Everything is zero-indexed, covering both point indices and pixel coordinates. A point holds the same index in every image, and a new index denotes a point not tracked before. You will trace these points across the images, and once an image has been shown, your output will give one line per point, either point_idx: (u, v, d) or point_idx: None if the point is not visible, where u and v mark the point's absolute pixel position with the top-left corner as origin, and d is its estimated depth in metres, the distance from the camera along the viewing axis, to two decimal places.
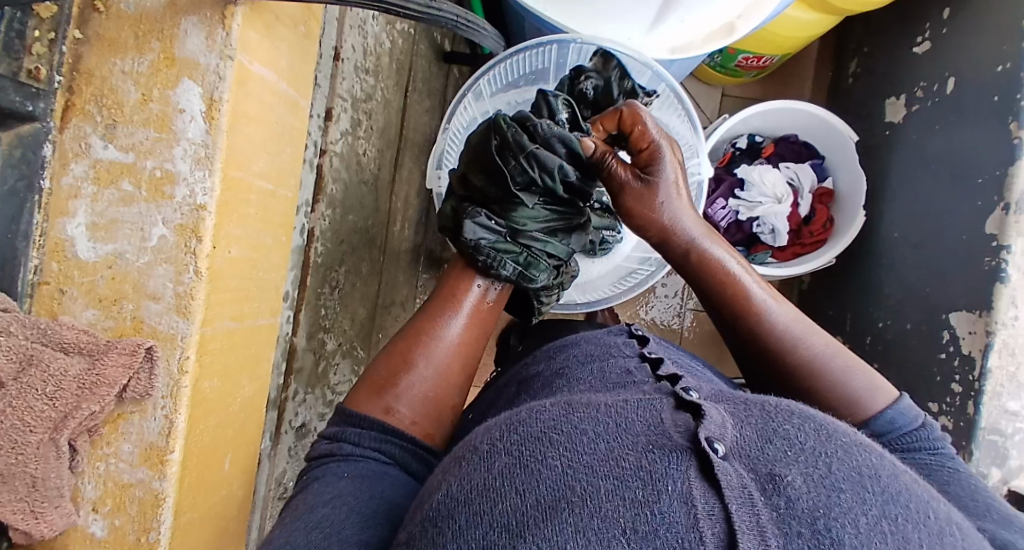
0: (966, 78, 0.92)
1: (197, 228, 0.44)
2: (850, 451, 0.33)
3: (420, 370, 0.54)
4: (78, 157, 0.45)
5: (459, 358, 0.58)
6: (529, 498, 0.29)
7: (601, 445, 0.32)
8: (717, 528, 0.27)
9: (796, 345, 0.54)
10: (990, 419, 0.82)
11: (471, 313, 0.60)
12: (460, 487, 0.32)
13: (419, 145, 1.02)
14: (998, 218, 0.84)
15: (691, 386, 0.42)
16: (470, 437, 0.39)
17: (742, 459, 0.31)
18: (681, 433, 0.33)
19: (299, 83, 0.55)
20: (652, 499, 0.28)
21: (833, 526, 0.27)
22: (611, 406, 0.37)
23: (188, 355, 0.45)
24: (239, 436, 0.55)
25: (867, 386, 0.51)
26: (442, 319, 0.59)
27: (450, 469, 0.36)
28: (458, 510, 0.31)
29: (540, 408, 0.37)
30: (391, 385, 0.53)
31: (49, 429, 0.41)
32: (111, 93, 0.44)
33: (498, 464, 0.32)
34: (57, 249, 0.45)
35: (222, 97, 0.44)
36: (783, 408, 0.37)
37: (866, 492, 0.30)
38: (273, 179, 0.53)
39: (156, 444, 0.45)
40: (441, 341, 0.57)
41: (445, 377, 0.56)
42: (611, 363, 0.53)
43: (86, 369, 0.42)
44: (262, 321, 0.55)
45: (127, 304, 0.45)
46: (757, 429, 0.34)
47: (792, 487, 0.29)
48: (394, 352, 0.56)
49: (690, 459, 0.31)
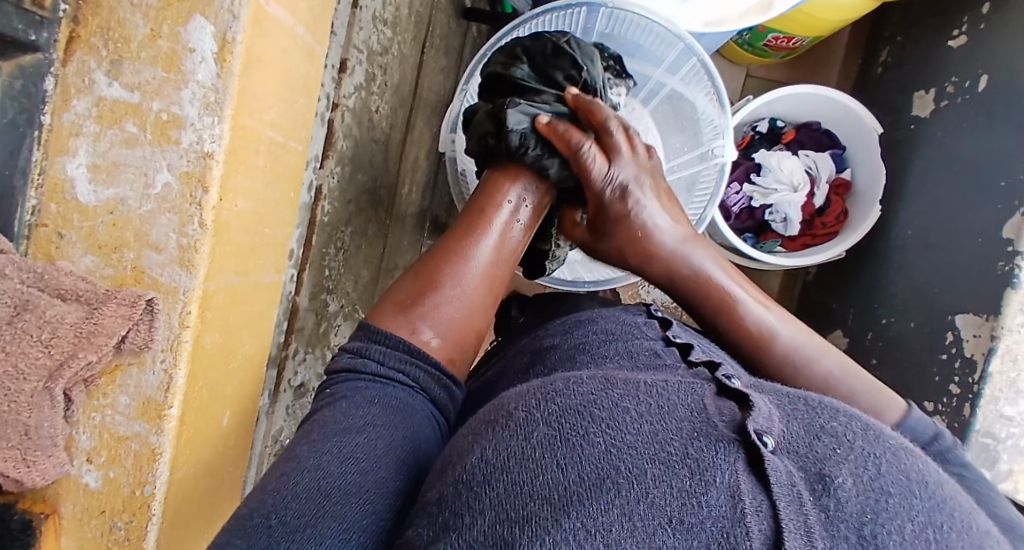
0: (1000, 75, 0.88)
1: (204, 177, 0.42)
2: (898, 455, 0.30)
3: (450, 287, 0.52)
4: (81, 93, 0.42)
5: (488, 280, 0.55)
6: (571, 473, 0.27)
7: (645, 426, 0.30)
8: (765, 525, 0.24)
9: (799, 367, 0.52)
10: (985, 422, 0.81)
11: (502, 237, 0.57)
12: (494, 453, 0.29)
13: (433, 106, 0.99)
14: (1017, 222, 0.82)
15: (730, 374, 0.40)
16: (502, 402, 0.36)
17: (791, 455, 0.29)
18: (726, 423, 0.30)
19: (317, 30, 0.52)
20: (699, 490, 0.26)
21: (879, 532, 0.25)
22: (650, 386, 0.34)
23: (189, 310, 0.43)
24: (238, 394, 0.54)
25: (878, 403, 0.50)
26: (473, 239, 0.56)
27: (481, 433, 0.33)
28: (495, 478, 0.28)
29: (577, 382, 0.35)
30: (418, 303, 0.51)
31: (44, 378, 0.40)
32: (118, 25, 0.41)
33: (534, 434, 0.30)
34: (56, 190, 0.43)
35: (236, 38, 0.41)
36: (825, 406, 0.34)
37: (914, 498, 0.27)
38: (285, 131, 0.51)
39: (154, 398, 0.44)
40: (472, 255, 0.55)
41: (474, 297, 0.53)
42: (635, 344, 0.51)
43: (84, 317, 0.40)
44: (267, 279, 0.53)
45: (128, 253, 0.43)
46: (804, 424, 0.31)
47: (842, 489, 0.26)
48: (422, 270, 0.53)
49: (738, 450, 0.28)
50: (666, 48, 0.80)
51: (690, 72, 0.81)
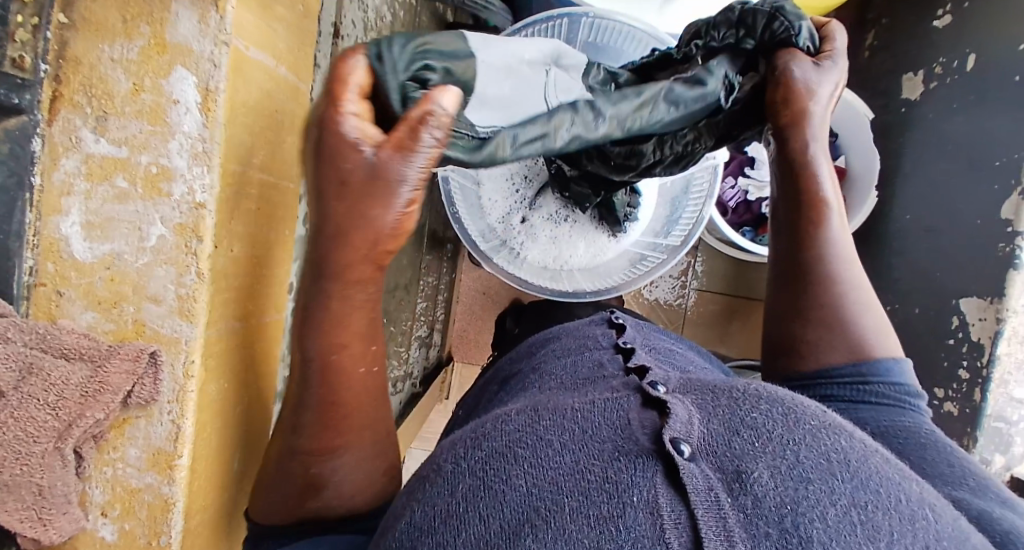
0: (989, 57, 0.88)
1: (198, 227, 0.42)
2: (818, 434, 0.33)
3: (334, 463, 0.45)
4: (69, 151, 0.42)
5: (368, 447, 0.46)
6: (494, 524, 0.29)
7: (565, 457, 0.32)
8: (683, 537, 0.27)
9: (838, 284, 0.51)
10: (995, 407, 0.82)
11: (334, 419, 0.44)
12: (423, 515, 0.31)
13: None
14: (1013, 205, 0.82)
15: (658, 380, 0.41)
16: (436, 455, 0.38)
17: (709, 458, 0.31)
18: (646, 436, 0.33)
19: (299, 67, 0.52)
20: (616, 513, 0.28)
21: (801, 522, 0.27)
22: (575, 410, 0.36)
23: (192, 359, 0.43)
24: (248, 436, 0.54)
25: (875, 327, 0.51)
26: (330, 434, 0.44)
27: (414, 492, 0.35)
28: (424, 541, 0.30)
29: (505, 417, 0.37)
30: (310, 496, 0.46)
31: (53, 438, 0.40)
32: (101, 82, 0.41)
33: (461, 487, 0.32)
34: (51, 249, 0.43)
35: (219, 87, 0.41)
36: (749, 394, 0.36)
37: (835, 479, 0.29)
38: (275, 170, 0.51)
39: (163, 449, 0.44)
40: (334, 443, 0.45)
41: (367, 455, 0.46)
42: (584, 357, 0.52)
43: (89, 376, 0.41)
44: (268, 317, 0.53)
45: (127, 307, 0.43)
46: (723, 422, 0.33)
47: (759, 485, 0.29)
48: (289, 472, 0.45)
49: (656, 465, 0.30)
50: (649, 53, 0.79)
51: None
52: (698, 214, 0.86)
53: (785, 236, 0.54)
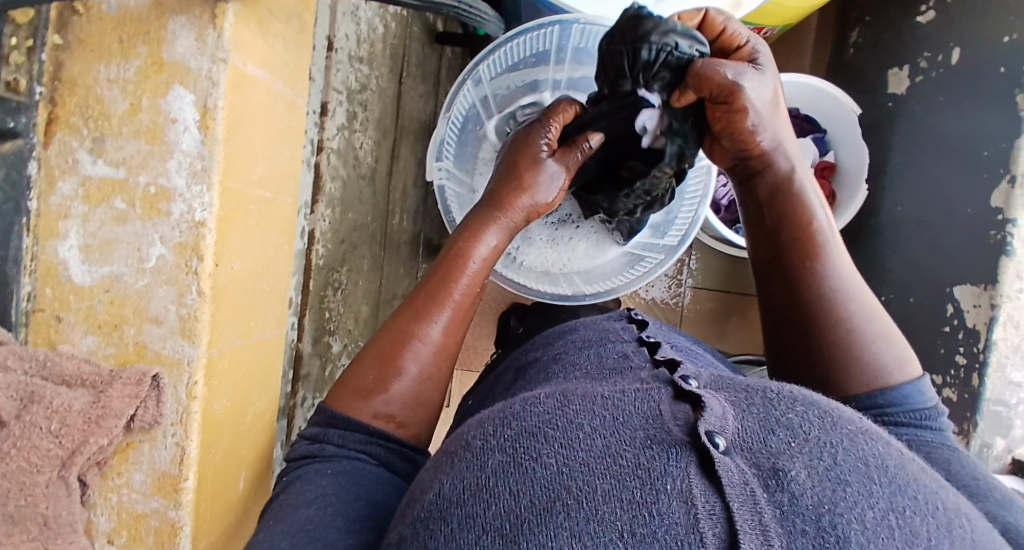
0: (974, 49, 0.89)
1: (198, 245, 0.41)
2: (856, 440, 0.33)
3: (418, 353, 0.48)
4: (66, 174, 0.42)
5: (447, 358, 0.49)
6: (523, 500, 0.29)
7: (597, 442, 0.32)
8: (718, 528, 0.27)
9: (847, 317, 0.48)
10: (994, 391, 0.83)
11: (456, 311, 0.51)
12: (451, 488, 0.31)
13: (415, 133, 0.98)
14: (1003, 193, 0.83)
15: (689, 374, 0.41)
16: (464, 433, 0.38)
17: (743, 452, 0.31)
18: (680, 426, 0.32)
19: (296, 81, 0.52)
20: (650, 499, 0.28)
21: (838, 522, 0.27)
22: (607, 398, 0.36)
23: (196, 380, 0.42)
24: (252, 455, 0.53)
25: (898, 356, 0.47)
26: (430, 316, 0.49)
27: (441, 465, 0.35)
28: (451, 513, 0.30)
29: (535, 401, 0.37)
30: (379, 391, 0.46)
31: (56, 467, 0.40)
32: (97, 103, 0.41)
33: (491, 463, 0.32)
34: (49, 274, 0.42)
35: (217, 104, 0.41)
36: (785, 395, 0.36)
37: (873, 484, 0.30)
38: (274, 186, 0.50)
39: (169, 473, 0.43)
40: (431, 329, 0.49)
41: (443, 367, 0.49)
42: (607, 348, 0.52)
43: (91, 402, 0.40)
44: (268, 333, 0.53)
45: (128, 329, 0.42)
46: (759, 420, 0.33)
47: (796, 482, 0.29)
48: (381, 351, 0.48)
49: (690, 455, 0.30)
50: None
51: None
52: (694, 212, 0.86)
53: (781, 272, 0.53)
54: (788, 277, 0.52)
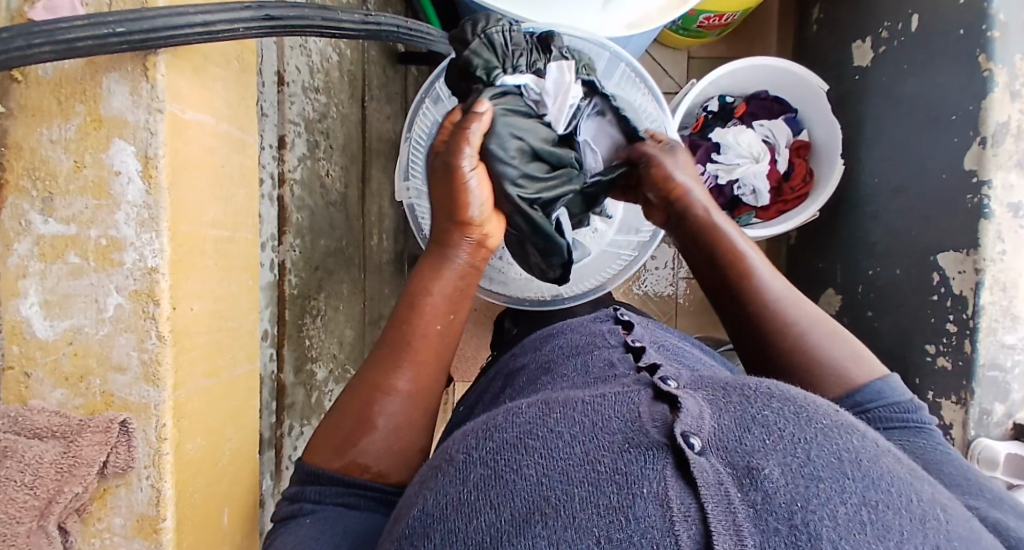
0: (931, 14, 0.89)
1: (153, 291, 0.43)
2: (830, 433, 0.34)
3: (387, 406, 0.48)
4: (21, 235, 0.43)
5: (419, 403, 0.50)
6: (503, 513, 0.31)
7: (575, 449, 0.33)
8: (693, 530, 0.28)
9: (792, 325, 0.51)
10: (987, 356, 0.82)
11: (422, 357, 0.51)
12: (434, 504, 0.33)
13: (386, 154, 1.00)
14: (975, 153, 0.83)
15: (669, 375, 0.42)
16: (447, 445, 0.40)
17: (719, 452, 0.32)
18: (657, 429, 0.34)
19: (243, 120, 0.53)
20: (626, 504, 0.29)
21: (811, 520, 0.28)
22: (588, 404, 0.37)
23: (164, 422, 0.44)
24: (235, 489, 0.54)
25: (849, 354, 0.49)
26: (395, 367, 0.50)
27: (426, 481, 0.37)
28: (435, 529, 0.32)
29: (517, 411, 0.38)
30: (349, 443, 0.47)
31: (36, 516, 0.40)
32: (43, 164, 0.42)
33: (473, 476, 0.33)
34: (15, 332, 0.44)
35: (158, 153, 0.42)
36: (761, 392, 0.37)
37: (846, 479, 0.31)
38: (229, 225, 0.52)
39: (147, 514, 0.44)
40: (399, 380, 0.49)
41: (417, 412, 0.50)
42: (593, 356, 0.53)
43: (62, 453, 0.41)
44: (240, 370, 0.54)
45: (94, 379, 0.44)
46: (735, 417, 0.34)
47: (769, 481, 0.30)
48: (351, 408, 0.49)
49: (666, 457, 0.32)
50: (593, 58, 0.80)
51: (623, 80, 0.82)
52: None
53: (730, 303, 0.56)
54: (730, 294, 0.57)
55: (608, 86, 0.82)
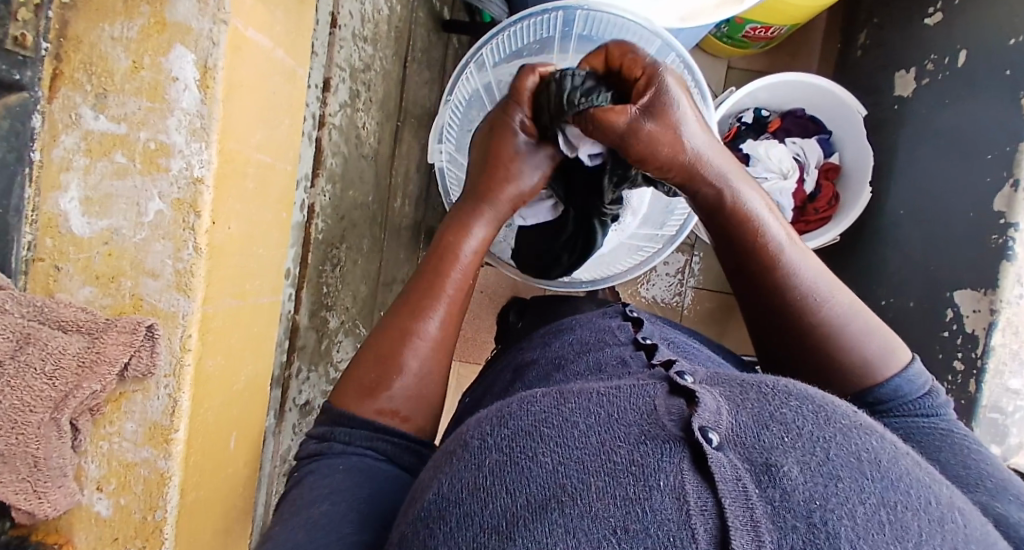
0: (979, 51, 0.88)
1: (196, 202, 0.43)
2: (849, 435, 0.34)
3: (418, 351, 0.49)
4: (69, 129, 0.43)
5: (446, 349, 0.51)
6: (518, 498, 0.31)
7: (592, 439, 0.33)
8: (710, 525, 0.28)
9: (825, 320, 0.48)
10: (991, 398, 0.80)
11: (451, 305, 0.52)
12: (449, 487, 0.33)
13: (419, 119, 0.99)
14: (1006, 196, 0.82)
15: (685, 370, 0.42)
16: (460, 432, 0.40)
17: (737, 448, 0.32)
18: (675, 423, 0.34)
19: (297, 51, 0.53)
20: (643, 496, 0.29)
21: (829, 518, 0.28)
22: (602, 394, 0.38)
23: (190, 333, 0.44)
24: (244, 417, 0.54)
25: (884, 350, 0.47)
26: (423, 313, 0.51)
27: (441, 465, 0.37)
28: (449, 512, 0.32)
29: (532, 399, 0.38)
30: (381, 387, 0.48)
31: (49, 409, 0.40)
32: (101, 60, 0.42)
33: (487, 462, 0.34)
34: (50, 224, 0.43)
35: (217, 65, 0.42)
36: (778, 391, 0.37)
37: (865, 480, 0.30)
38: (272, 152, 0.51)
39: (160, 423, 0.44)
40: (427, 325, 0.50)
41: (442, 361, 0.51)
42: (604, 352, 0.53)
43: (85, 347, 0.41)
44: (265, 298, 0.54)
45: (125, 281, 0.43)
46: (753, 415, 0.34)
47: (788, 478, 0.30)
48: (376, 352, 0.49)
49: (683, 452, 0.32)
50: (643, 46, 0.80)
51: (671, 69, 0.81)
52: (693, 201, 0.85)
53: (754, 287, 0.51)
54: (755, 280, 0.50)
55: None
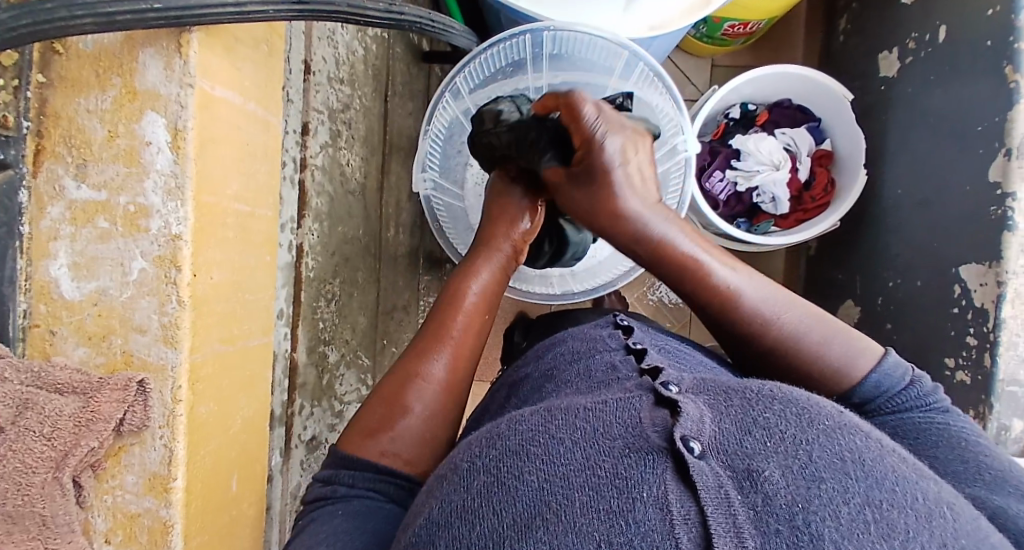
0: (958, 26, 0.88)
1: (176, 257, 0.45)
2: (832, 435, 0.34)
3: (423, 394, 0.51)
4: (54, 200, 0.45)
5: (451, 390, 0.53)
6: (505, 518, 0.31)
7: (577, 453, 0.33)
8: (693, 532, 0.28)
9: (783, 335, 0.50)
10: (1008, 371, 0.79)
11: (458, 348, 0.55)
12: (439, 511, 0.33)
13: (406, 149, 1.01)
14: (1000, 165, 0.81)
15: (671, 380, 0.42)
16: (451, 453, 0.40)
17: (720, 456, 0.32)
18: (658, 433, 0.34)
19: (267, 101, 0.55)
20: (627, 508, 0.29)
21: (811, 520, 0.28)
22: (589, 409, 0.37)
23: (180, 384, 0.45)
24: (244, 457, 0.56)
25: (849, 349, 0.48)
26: (429, 356, 0.54)
27: (432, 490, 0.37)
28: (440, 536, 0.32)
29: (519, 418, 0.38)
30: (383, 429, 0.49)
31: (51, 468, 0.42)
32: (79, 132, 0.45)
33: (475, 483, 0.33)
34: (43, 291, 0.46)
35: (187, 125, 0.44)
36: (763, 395, 0.37)
37: (848, 479, 0.30)
38: (251, 200, 0.54)
39: (158, 473, 0.46)
40: (434, 369, 0.53)
41: (449, 405, 0.52)
42: (595, 360, 0.53)
43: (81, 407, 0.43)
44: (255, 340, 0.56)
45: (115, 339, 0.45)
46: (736, 420, 0.34)
47: (769, 483, 0.30)
48: (382, 397, 0.51)
49: (666, 461, 0.32)
50: (614, 58, 0.82)
51: (641, 78, 0.83)
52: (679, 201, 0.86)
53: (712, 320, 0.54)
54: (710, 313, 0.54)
55: (629, 85, 0.85)
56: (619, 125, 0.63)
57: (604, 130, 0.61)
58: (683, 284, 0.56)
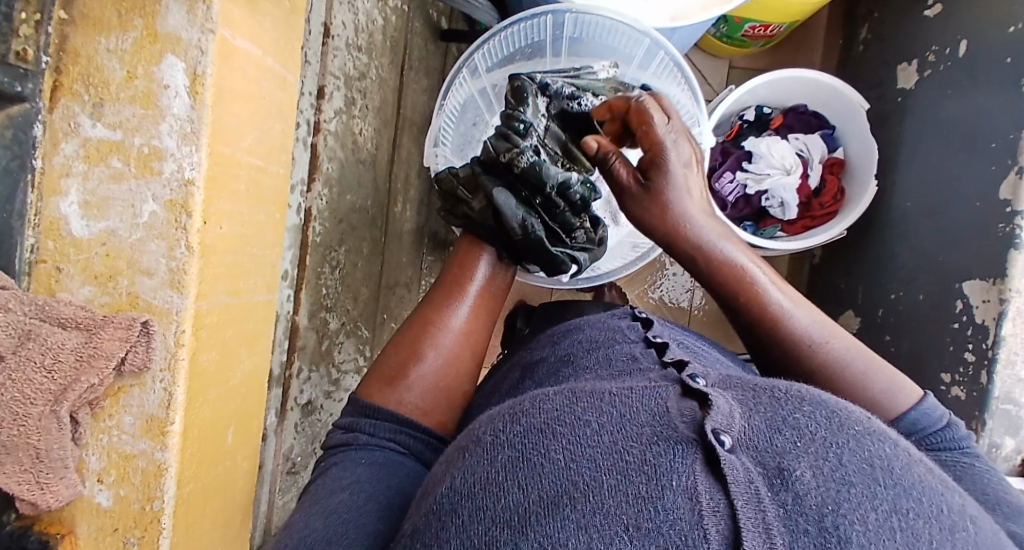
0: (980, 39, 0.87)
1: (187, 203, 0.45)
2: (863, 442, 0.34)
3: (444, 339, 0.61)
4: (69, 136, 0.45)
5: (466, 343, 0.62)
6: (531, 493, 0.31)
7: (604, 438, 0.33)
8: (721, 524, 0.28)
9: (830, 363, 0.53)
10: (1003, 388, 0.79)
11: (475, 301, 0.65)
12: (462, 481, 0.33)
13: (418, 125, 1.01)
14: (1011, 182, 0.81)
15: (697, 373, 0.42)
16: (474, 427, 0.40)
17: (749, 452, 0.32)
18: (687, 424, 0.34)
19: (286, 58, 0.55)
20: (655, 494, 0.29)
21: (840, 523, 0.28)
22: (616, 395, 0.38)
23: (183, 328, 0.45)
24: (242, 410, 0.56)
25: (890, 386, 0.52)
26: (448, 309, 0.64)
27: (453, 460, 0.37)
28: (463, 505, 0.32)
29: (545, 398, 0.38)
30: (402, 376, 0.57)
31: (49, 401, 0.42)
32: (97, 71, 0.45)
33: (500, 458, 0.33)
34: (52, 228, 0.46)
35: (205, 72, 0.44)
36: (791, 396, 0.37)
37: (878, 486, 0.31)
38: (262, 155, 0.53)
39: (156, 416, 0.46)
40: (452, 320, 0.63)
41: (463, 351, 0.62)
42: (614, 350, 0.53)
43: (83, 343, 0.43)
44: (260, 297, 0.57)
45: (122, 280, 0.46)
46: (766, 419, 0.35)
47: (800, 483, 0.30)
48: (403, 345, 0.60)
49: (695, 452, 0.32)
50: (634, 45, 0.82)
51: (660, 68, 0.83)
52: None
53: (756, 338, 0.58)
54: (755, 331, 0.57)
55: (646, 76, 0.85)
56: (687, 140, 0.61)
57: (678, 149, 0.59)
58: (738, 295, 0.58)
